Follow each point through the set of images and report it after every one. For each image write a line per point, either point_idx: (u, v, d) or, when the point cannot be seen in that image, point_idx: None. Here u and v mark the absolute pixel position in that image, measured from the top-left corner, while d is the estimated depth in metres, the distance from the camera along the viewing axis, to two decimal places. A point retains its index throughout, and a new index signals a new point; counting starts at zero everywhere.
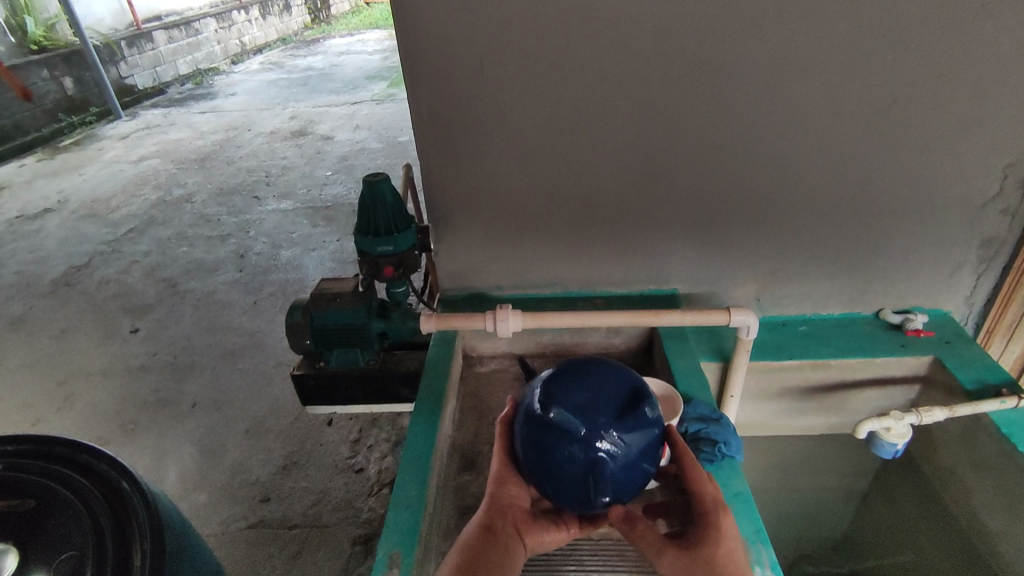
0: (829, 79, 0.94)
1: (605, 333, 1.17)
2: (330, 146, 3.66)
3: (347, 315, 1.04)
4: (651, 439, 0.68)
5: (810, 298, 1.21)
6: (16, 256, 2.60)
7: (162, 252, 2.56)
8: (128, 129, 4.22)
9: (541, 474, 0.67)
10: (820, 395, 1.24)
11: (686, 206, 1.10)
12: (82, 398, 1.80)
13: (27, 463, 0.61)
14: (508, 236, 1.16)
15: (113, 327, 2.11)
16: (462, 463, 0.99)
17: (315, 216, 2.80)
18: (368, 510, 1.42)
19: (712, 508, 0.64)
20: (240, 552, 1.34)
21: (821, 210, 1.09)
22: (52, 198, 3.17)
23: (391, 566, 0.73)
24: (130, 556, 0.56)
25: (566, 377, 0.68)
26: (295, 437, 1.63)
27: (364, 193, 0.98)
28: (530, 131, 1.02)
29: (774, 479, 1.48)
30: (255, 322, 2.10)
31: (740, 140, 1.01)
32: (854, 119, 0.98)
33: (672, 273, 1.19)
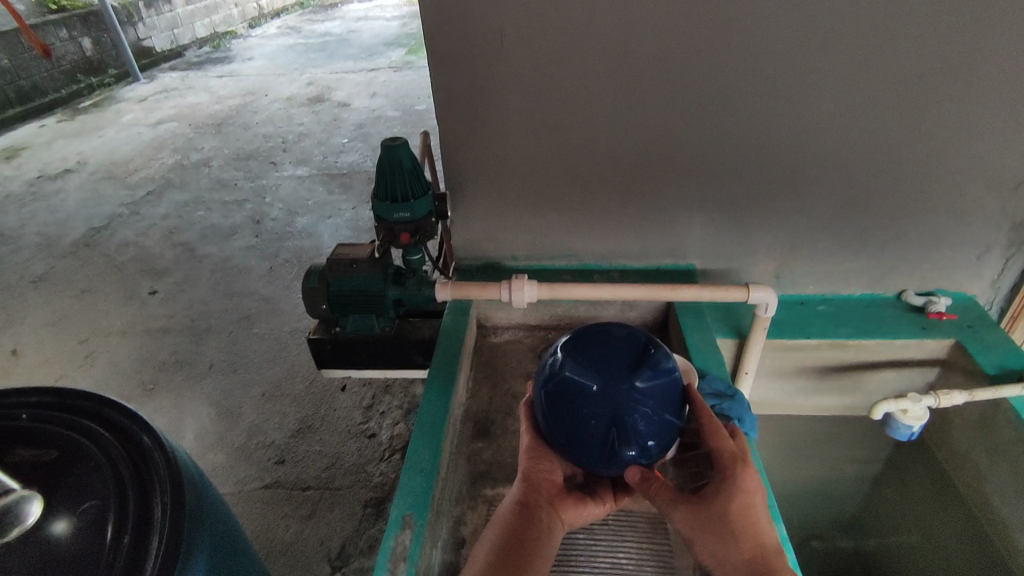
0: (862, 50, 0.91)
1: (620, 306, 1.16)
2: (348, 114, 3.63)
3: (364, 281, 1.04)
4: (669, 389, 0.67)
5: (833, 277, 1.18)
6: (38, 216, 2.63)
7: (179, 216, 2.58)
8: (146, 91, 4.22)
9: (565, 438, 0.66)
10: (835, 375, 1.23)
11: (708, 180, 1.08)
12: (102, 356, 1.84)
13: (51, 416, 0.62)
14: (525, 206, 1.14)
15: (132, 289, 2.14)
16: (475, 431, 1.00)
17: (331, 184, 2.80)
18: (381, 475, 1.44)
19: (729, 462, 0.64)
20: (255, 511, 1.37)
21: (848, 187, 1.06)
22: (72, 159, 3.19)
23: (403, 526, 0.74)
24: (152, 507, 0.56)
25: (575, 337, 0.69)
26: (309, 401, 1.66)
27: (382, 158, 0.98)
28: (550, 98, 1.00)
29: (784, 458, 1.48)
30: (271, 287, 2.12)
31: (766, 112, 0.99)
32: (887, 93, 0.95)
33: (690, 248, 1.17)
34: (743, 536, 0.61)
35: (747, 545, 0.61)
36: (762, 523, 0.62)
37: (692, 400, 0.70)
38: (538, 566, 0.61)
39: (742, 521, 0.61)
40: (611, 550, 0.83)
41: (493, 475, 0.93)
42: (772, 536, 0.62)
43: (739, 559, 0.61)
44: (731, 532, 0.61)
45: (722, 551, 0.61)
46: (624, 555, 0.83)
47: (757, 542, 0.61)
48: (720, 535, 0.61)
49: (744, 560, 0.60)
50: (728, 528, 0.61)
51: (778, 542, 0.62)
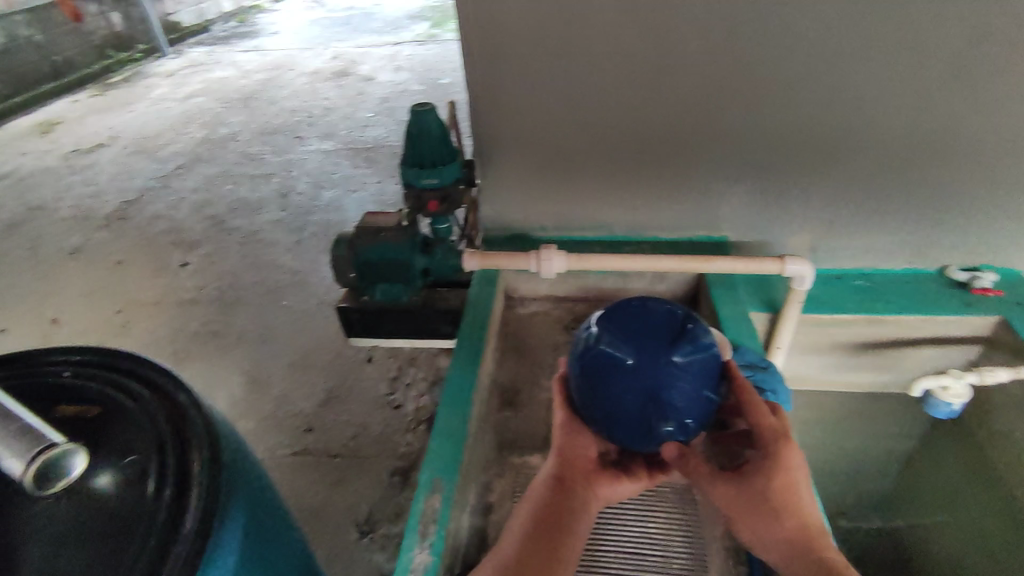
0: (909, 9, 0.87)
1: (650, 278, 1.14)
2: (372, 88, 3.61)
3: (392, 250, 1.03)
4: (707, 366, 0.66)
5: (872, 251, 1.14)
6: (73, 189, 2.69)
7: (208, 189, 2.62)
8: (175, 66, 4.25)
9: (600, 413, 0.65)
10: (871, 351, 1.19)
11: (744, 148, 1.04)
12: (137, 326, 1.88)
13: (94, 374, 0.64)
14: (555, 175, 1.12)
15: (164, 260, 2.18)
16: (502, 400, 1.00)
17: (356, 157, 2.80)
18: (407, 445, 1.46)
19: (771, 439, 0.62)
20: (286, 476, 1.40)
21: (891, 156, 1.02)
22: (104, 133, 3.24)
23: (433, 490, 0.74)
24: (188, 461, 0.57)
25: (609, 311, 0.68)
26: (337, 371, 1.68)
27: (411, 123, 0.98)
28: (581, 64, 0.98)
29: (814, 436, 1.45)
30: (299, 260, 2.14)
31: (806, 77, 0.95)
32: (936, 56, 0.91)
33: (723, 219, 1.14)
34: (785, 514, 0.60)
35: (789, 522, 0.60)
36: (804, 501, 0.61)
37: (731, 375, 0.68)
38: (574, 540, 0.62)
39: (784, 499, 0.60)
40: (641, 519, 0.83)
41: (521, 444, 0.93)
42: (814, 515, 0.62)
43: (780, 536, 0.61)
44: (773, 510, 0.60)
45: (762, 528, 0.61)
46: (653, 525, 0.82)
47: (800, 521, 0.61)
48: (761, 513, 0.61)
49: (784, 538, 0.61)
50: (769, 506, 0.61)
51: (818, 517, 0.62)
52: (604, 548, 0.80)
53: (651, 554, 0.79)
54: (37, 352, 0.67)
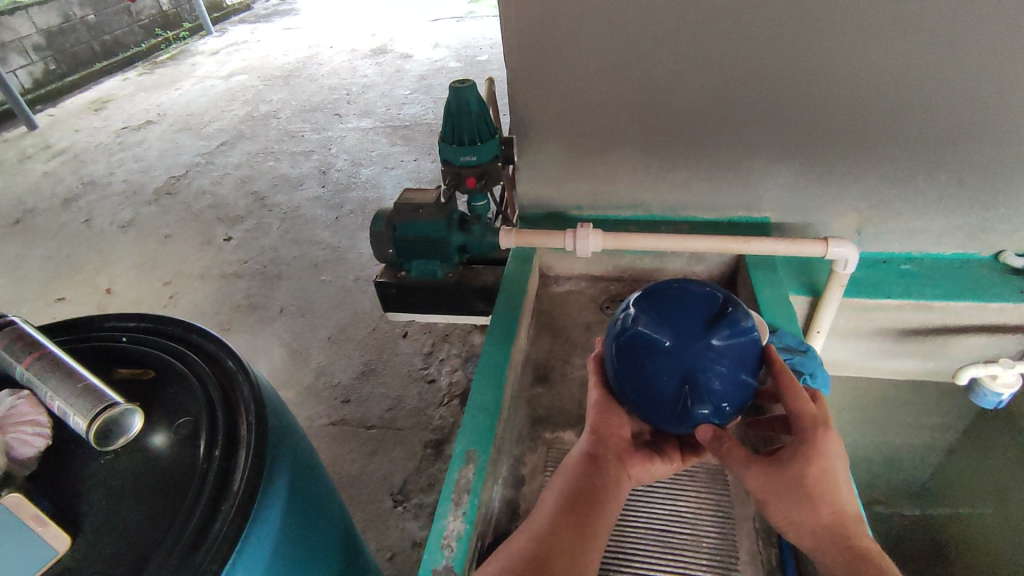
0: None
1: (687, 259, 1.12)
2: (410, 65, 3.62)
3: (428, 228, 1.05)
4: (745, 350, 0.66)
5: (922, 234, 1.10)
6: (123, 164, 2.79)
7: (251, 166, 2.68)
8: (218, 44, 4.33)
9: (635, 393, 0.65)
10: (916, 338, 1.16)
11: (788, 126, 1.01)
12: (184, 297, 1.96)
13: (148, 340, 0.68)
14: (593, 153, 1.12)
15: (209, 235, 2.25)
16: (536, 376, 1.01)
17: (393, 135, 2.82)
18: (440, 418, 1.49)
19: (809, 427, 0.60)
20: (324, 445, 1.45)
21: (946, 135, 0.98)
22: (152, 110, 3.34)
23: (467, 461, 0.76)
24: (238, 423, 0.60)
25: (648, 293, 0.69)
26: (373, 345, 1.72)
27: (450, 100, 0.98)
28: (621, 39, 0.96)
29: (852, 423, 1.43)
30: (337, 236, 2.18)
31: (856, 52, 0.92)
32: (999, 30, 0.86)
33: (765, 200, 1.12)
34: (821, 501, 0.58)
35: (826, 509, 0.58)
36: (842, 490, 0.59)
37: (770, 359, 0.67)
38: (607, 517, 0.59)
39: (820, 486, 0.58)
40: (670, 498, 0.83)
41: (553, 420, 0.94)
42: (852, 505, 0.60)
43: (815, 523, 0.59)
44: (809, 497, 0.58)
45: (797, 514, 0.59)
46: (683, 504, 0.83)
47: (837, 509, 0.59)
48: (796, 498, 0.59)
49: (820, 525, 0.58)
50: (805, 492, 0.58)
51: (855, 509, 0.60)
52: (634, 525, 0.81)
53: (680, 532, 0.80)
54: (97, 317, 0.71)
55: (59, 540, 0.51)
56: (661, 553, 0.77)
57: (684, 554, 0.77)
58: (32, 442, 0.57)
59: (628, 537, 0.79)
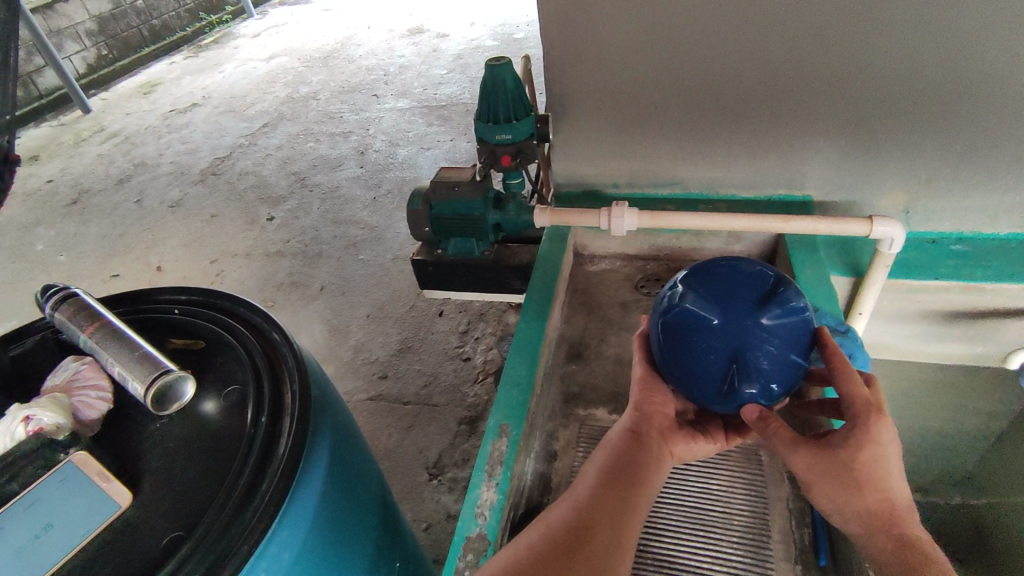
0: None
1: (724, 238, 1.11)
2: (447, 44, 3.61)
3: (465, 206, 1.06)
4: (796, 330, 0.64)
5: (976, 213, 1.06)
6: (172, 146, 2.88)
7: (292, 147, 2.74)
8: (260, 27, 4.40)
9: (680, 370, 0.65)
10: (965, 321, 1.12)
11: (832, 100, 0.98)
12: (230, 274, 2.03)
13: (198, 312, 0.71)
14: (630, 130, 1.10)
15: (253, 214, 2.32)
16: (569, 354, 1.02)
17: (430, 115, 2.83)
18: (474, 395, 1.52)
19: (862, 411, 0.57)
20: (362, 418, 1.50)
21: (1004, 108, 0.93)
22: (197, 93, 3.44)
23: (500, 434, 0.78)
24: (283, 392, 0.63)
25: (697, 270, 0.68)
26: (410, 323, 1.75)
27: (487, 78, 0.98)
28: (662, 9, 0.94)
29: (894, 408, 1.39)
30: (375, 216, 2.22)
31: (911, 19, 0.87)
32: None
33: (808, 177, 1.08)
34: (870, 487, 0.55)
35: (874, 496, 0.55)
36: (893, 476, 0.56)
37: (823, 342, 0.65)
38: (647, 494, 0.58)
39: (869, 472, 0.55)
40: (703, 478, 0.83)
41: (586, 397, 0.95)
42: (902, 492, 0.56)
43: (861, 510, 0.56)
44: (856, 481, 0.55)
45: (843, 498, 0.56)
46: (716, 484, 0.82)
47: (886, 496, 0.55)
48: (843, 483, 0.56)
49: (867, 512, 0.55)
50: (853, 477, 0.56)
51: (906, 497, 0.56)
52: (666, 502, 0.81)
53: (712, 511, 0.80)
54: (151, 291, 0.75)
55: (121, 495, 0.55)
56: (692, 530, 0.78)
57: (716, 532, 0.78)
58: (95, 406, 0.61)
59: (659, 514, 0.80)
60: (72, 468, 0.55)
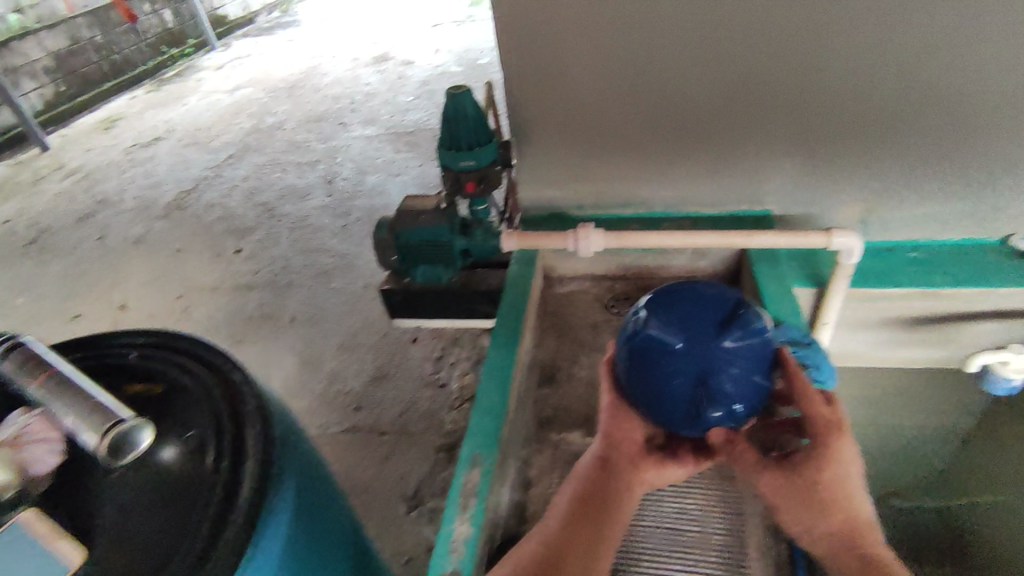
0: None
1: (690, 254, 1.12)
2: (412, 71, 3.64)
3: (432, 232, 1.06)
4: (759, 351, 0.63)
5: (928, 221, 1.09)
6: (134, 181, 2.83)
7: (258, 178, 2.71)
8: (224, 58, 4.38)
9: (647, 396, 0.63)
10: (926, 327, 1.15)
11: (785, 118, 1.01)
12: (197, 310, 1.99)
13: (155, 355, 0.69)
14: (592, 153, 1.12)
15: (220, 247, 2.28)
16: (542, 378, 1.01)
17: (398, 142, 2.84)
18: (452, 422, 1.50)
19: (823, 432, 0.57)
20: (338, 452, 1.47)
21: (945, 122, 0.97)
22: (160, 127, 3.39)
23: (473, 464, 0.77)
24: (243, 433, 0.61)
25: (660, 294, 0.66)
26: (384, 351, 1.73)
27: (447, 106, 0.99)
28: (621, 33, 0.96)
29: (866, 413, 1.41)
30: (346, 244, 2.20)
31: (859, 37, 0.91)
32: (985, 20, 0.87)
33: (767, 192, 1.11)
34: (833, 507, 0.57)
35: (837, 516, 0.57)
36: (854, 494, 0.58)
37: (785, 363, 0.64)
38: (618, 523, 0.59)
39: (831, 492, 0.57)
40: (678, 496, 0.83)
41: (560, 420, 0.94)
42: (865, 509, 0.58)
43: (826, 529, 0.57)
44: (819, 502, 0.57)
45: (807, 519, 0.58)
46: (690, 501, 0.82)
47: (849, 514, 0.57)
48: (806, 504, 0.57)
49: (831, 531, 0.57)
50: (816, 498, 0.57)
51: (869, 514, 0.58)
52: (642, 524, 0.80)
53: (687, 529, 0.80)
54: (106, 334, 0.73)
55: (72, 555, 0.53)
56: (670, 552, 0.77)
57: (693, 552, 0.77)
58: (45, 460, 0.58)
59: (636, 536, 0.79)
60: (19, 527, 0.54)
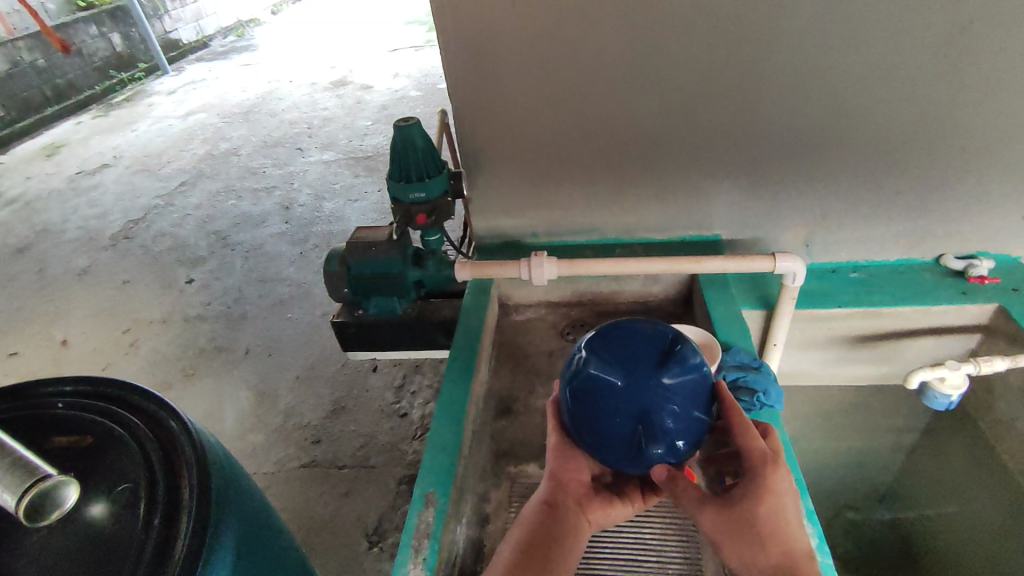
0: (883, 9, 0.87)
1: (643, 280, 1.13)
2: (370, 96, 3.63)
3: (384, 264, 1.04)
4: (697, 387, 0.64)
5: (866, 243, 1.14)
6: (79, 210, 2.72)
7: (211, 205, 2.64)
8: (176, 83, 4.29)
9: (590, 436, 0.64)
10: (869, 344, 1.19)
11: (729, 147, 1.04)
12: (145, 344, 1.91)
13: (85, 404, 0.66)
14: (543, 182, 1.13)
15: (170, 278, 2.20)
16: (499, 409, 1.00)
17: (356, 167, 2.82)
18: (413, 453, 1.47)
19: (758, 464, 0.59)
20: (295, 489, 1.42)
21: (878, 151, 1.02)
22: (108, 153, 3.28)
23: (426, 504, 0.75)
24: (179, 489, 0.59)
25: (600, 333, 0.66)
26: (342, 382, 1.69)
27: (396, 138, 0.98)
28: (567, 68, 0.98)
29: (820, 428, 1.45)
30: (303, 272, 2.15)
31: (794, 73, 0.95)
32: (907, 59, 0.91)
33: (715, 218, 1.14)
34: (772, 541, 0.57)
35: (776, 549, 0.57)
36: (793, 527, 0.58)
37: (722, 399, 0.66)
38: (564, 567, 0.60)
39: (770, 524, 0.57)
40: (634, 526, 0.83)
41: (516, 452, 0.93)
42: (803, 541, 0.58)
43: (766, 564, 0.57)
44: (759, 536, 0.57)
45: (748, 554, 0.57)
46: (646, 532, 0.82)
47: (788, 547, 0.57)
48: (747, 538, 0.57)
49: (771, 566, 0.57)
50: (755, 531, 0.57)
51: (808, 546, 0.58)
52: (599, 557, 0.80)
53: (644, 561, 0.79)
54: (31, 382, 0.68)
55: None
56: None
57: None
58: None
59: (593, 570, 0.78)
60: None
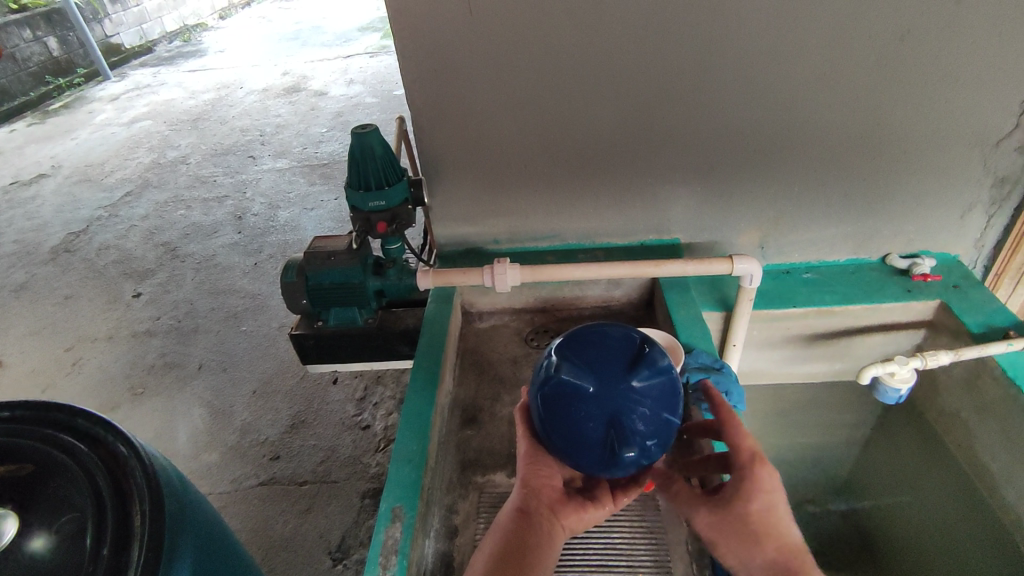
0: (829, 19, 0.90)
1: (605, 284, 1.15)
2: (326, 102, 3.57)
3: (343, 274, 1.03)
4: (666, 389, 0.65)
5: (816, 244, 1.18)
6: (14, 223, 2.57)
7: (159, 216, 2.54)
8: (119, 89, 4.12)
9: (562, 442, 0.63)
10: (823, 342, 1.23)
11: (686, 153, 1.06)
12: (88, 362, 1.81)
13: (21, 428, 0.61)
14: (504, 188, 1.12)
15: (115, 292, 2.10)
16: (464, 418, 0.99)
17: (312, 175, 2.76)
18: (377, 466, 1.44)
19: (747, 463, 0.60)
20: (253, 509, 1.37)
21: (825, 155, 1.05)
22: (45, 163, 3.12)
23: (394, 519, 0.73)
24: (131, 517, 0.56)
25: (570, 338, 0.66)
26: (302, 396, 1.65)
27: (354, 145, 0.96)
28: (526, 75, 0.98)
29: (777, 425, 1.49)
30: (258, 283, 2.09)
31: (744, 81, 0.97)
32: (852, 66, 0.95)
33: (673, 223, 1.16)
34: (766, 538, 0.58)
35: (772, 546, 0.58)
36: (784, 521, 0.59)
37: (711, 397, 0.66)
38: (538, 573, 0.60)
39: (763, 521, 0.58)
40: (604, 532, 0.83)
41: (484, 462, 0.92)
42: (795, 533, 0.59)
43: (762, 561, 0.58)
44: (754, 535, 0.58)
45: (745, 553, 0.58)
46: (616, 536, 0.82)
47: (782, 541, 0.58)
48: (743, 538, 0.58)
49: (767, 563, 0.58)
50: (750, 530, 0.58)
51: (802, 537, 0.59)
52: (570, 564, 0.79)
53: (615, 564, 0.79)
54: None
55: None
56: None
57: None
58: None
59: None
60: None
